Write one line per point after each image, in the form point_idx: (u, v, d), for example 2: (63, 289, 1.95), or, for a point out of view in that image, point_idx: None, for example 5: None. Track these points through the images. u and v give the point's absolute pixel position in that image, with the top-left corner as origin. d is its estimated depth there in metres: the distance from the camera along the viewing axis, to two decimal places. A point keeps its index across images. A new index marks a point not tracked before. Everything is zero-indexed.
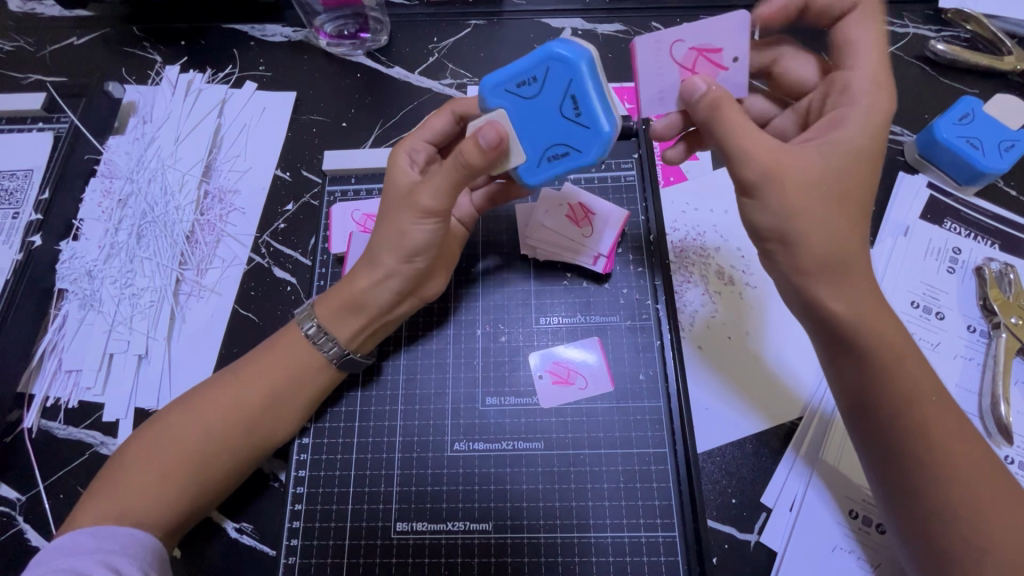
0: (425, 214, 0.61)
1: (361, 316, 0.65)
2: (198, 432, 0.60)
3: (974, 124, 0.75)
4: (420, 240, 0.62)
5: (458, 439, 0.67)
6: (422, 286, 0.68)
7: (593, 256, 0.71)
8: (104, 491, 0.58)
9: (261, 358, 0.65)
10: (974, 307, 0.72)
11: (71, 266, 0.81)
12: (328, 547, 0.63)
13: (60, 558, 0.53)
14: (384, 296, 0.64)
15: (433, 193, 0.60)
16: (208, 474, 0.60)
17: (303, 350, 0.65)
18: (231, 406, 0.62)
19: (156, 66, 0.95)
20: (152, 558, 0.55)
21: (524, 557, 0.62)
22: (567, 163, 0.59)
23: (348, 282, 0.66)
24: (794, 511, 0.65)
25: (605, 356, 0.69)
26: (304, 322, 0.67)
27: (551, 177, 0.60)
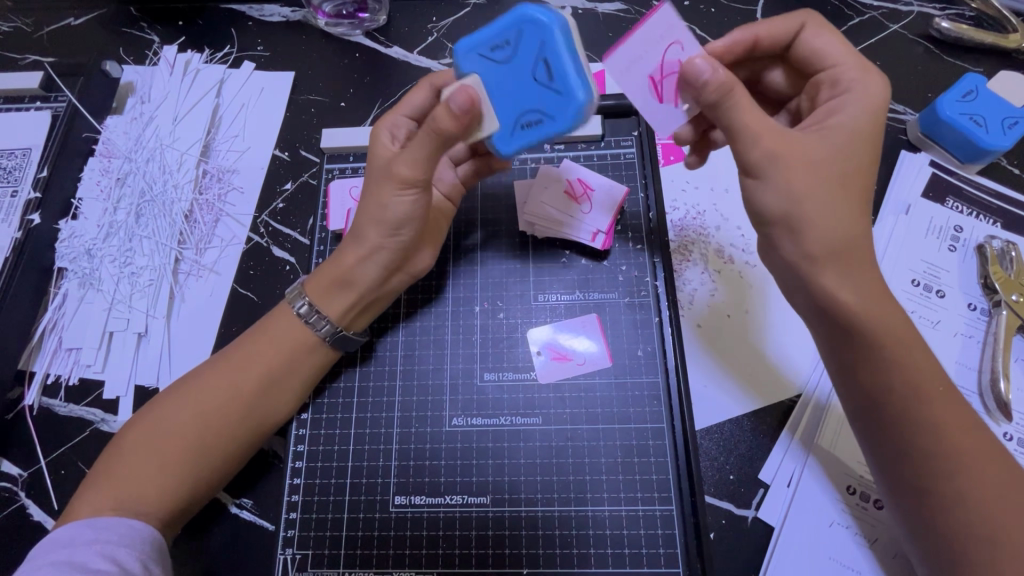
0: (403, 184, 0.60)
1: (350, 292, 0.65)
2: (194, 418, 0.60)
3: (978, 101, 0.74)
4: (399, 213, 0.62)
5: (456, 414, 0.67)
6: (411, 259, 0.68)
7: (591, 231, 0.71)
8: (103, 480, 0.58)
9: (253, 344, 0.65)
10: (975, 285, 0.72)
11: (70, 245, 0.81)
12: (327, 520, 0.64)
13: (57, 550, 0.53)
14: (372, 272, 0.65)
15: (410, 161, 0.59)
16: (206, 461, 0.60)
17: (297, 328, 0.65)
18: (227, 391, 0.62)
19: (153, 46, 0.94)
20: (152, 549, 0.56)
21: (522, 530, 0.62)
22: (541, 130, 0.58)
23: (337, 258, 0.66)
24: (791, 487, 0.65)
25: (606, 342, 0.69)
26: (295, 301, 0.66)
27: (525, 145, 0.59)
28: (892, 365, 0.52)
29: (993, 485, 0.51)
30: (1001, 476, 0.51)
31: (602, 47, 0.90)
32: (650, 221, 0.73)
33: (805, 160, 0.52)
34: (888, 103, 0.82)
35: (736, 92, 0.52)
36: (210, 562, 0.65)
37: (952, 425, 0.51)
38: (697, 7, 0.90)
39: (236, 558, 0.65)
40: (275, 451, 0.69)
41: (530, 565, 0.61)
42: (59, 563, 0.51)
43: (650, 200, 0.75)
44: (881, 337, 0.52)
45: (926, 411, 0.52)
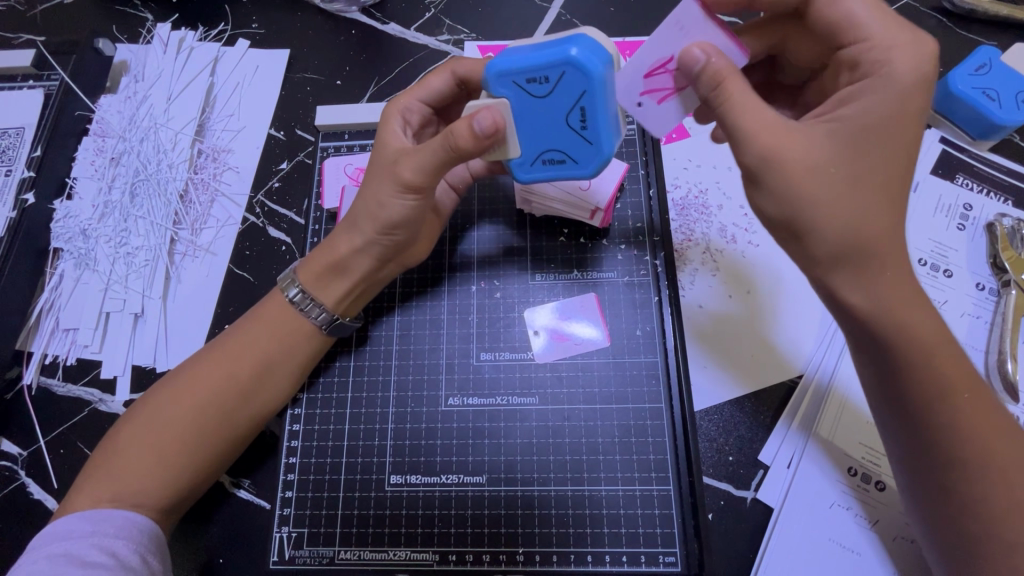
0: (405, 188, 0.59)
1: (345, 278, 0.65)
2: (189, 409, 0.60)
3: (992, 74, 0.72)
4: (397, 215, 0.61)
5: (452, 394, 0.67)
6: (405, 251, 0.67)
7: (592, 210, 0.69)
8: (98, 473, 0.58)
9: (250, 331, 0.64)
10: (983, 265, 0.70)
11: (65, 225, 0.81)
12: (323, 498, 0.64)
13: (54, 543, 0.53)
14: (365, 262, 0.64)
15: (413, 164, 0.57)
16: (205, 452, 0.60)
17: (291, 315, 0.65)
18: (222, 381, 0.61)
19: (147, 24, 0.92)
20: (149, 541, 0.56)
21: (518, 509, 0.62)
22: (561, 168, 0.57)
23: (330, 245, 0.65)
24: (791, 469, 0.64)
25: (604, 321, 0.68)
26: (287, 288, 0.66)
27: (542, 178, 0.59)
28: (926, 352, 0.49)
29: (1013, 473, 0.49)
30: (1016, 469, 0.49)
31: (603, 22, 0.87)
32: (650, 199, 0.72)
33: (819, 137, 0.49)
34: None
35: (730, 83, 0.49)
36: (210, 542, 0.65)
37: (975, 421, 0.49)
38: None
39: (235, 538, 0.65)
40: (272, 432, 0.69)
41: (525, 544, 0.61)
42: (56, 555, 0.51)
43: (651, 177, 0.73)
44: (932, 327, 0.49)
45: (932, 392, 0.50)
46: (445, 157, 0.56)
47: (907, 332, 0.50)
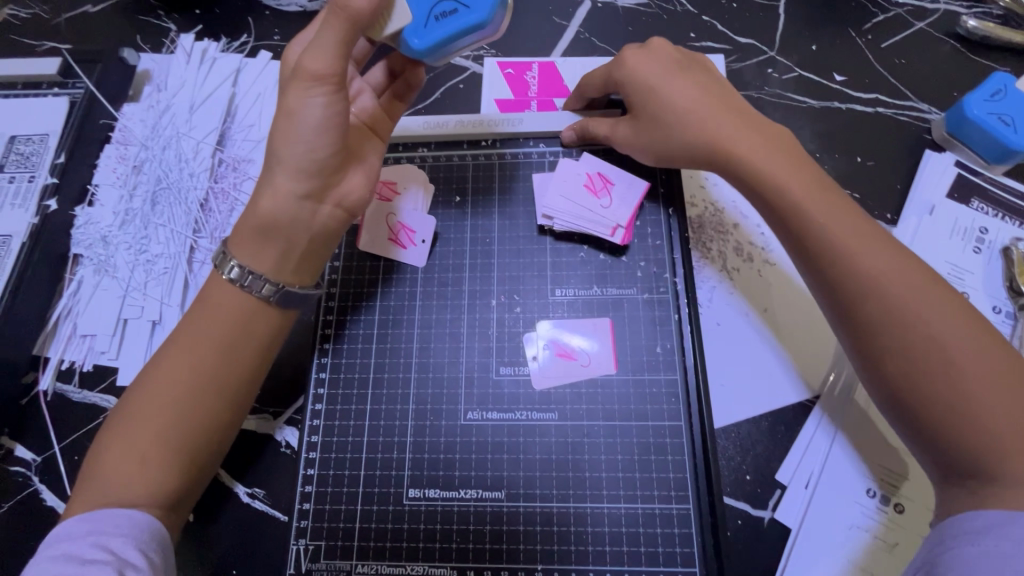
0: (314, 81, 0.55)
1: (276, 239, 0.60)
2: (163, 405, 0.56)
3: (1008, 101, 0.73)
4: (315, 118, 0.56)
5: (471, 409, 0.67)
6: (338, 185, 0.61)
7: (611, 226, 0.70)
8: (88, 484, 0.55)
9: (203, 314, 0.60)
10: (1000, 288, 0.71)
11: (86, 231, 0.82)
12: (340, 512, 0.64)
13: (56, 544, 0.51)
14: (287, 201, 0.58)
15: (316, 52, 0.54)
16: (183, 443, 0.57)
17: (233, 294, 0.60)
18: (187, 374, 0.58)
19: (170, 34, 0.94)
20: (153, 540, 0.53)
21: (535, 526, 0.62)
22: (456, 19, 0.58)
23: (252, 208, 0.60)
24: (809, 490, 0.64)
25: (612, 343, 0.68)
26: (225, 267, 0.60)
27: (443, 36, 0.58)
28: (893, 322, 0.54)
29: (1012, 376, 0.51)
30: (1002, 365, 0.51)
31: (621, 42, 0.89)
32: (666, 214, 0.73)
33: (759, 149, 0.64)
34: (913, 101, 0.81)
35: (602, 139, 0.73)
36: (225, 553, 0.65)
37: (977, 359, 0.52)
38: (719, 1, 0.88)
39: (251, 550, 0.65)
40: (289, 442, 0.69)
41: (544, 561, 0.61)
42: (56, 557, 0.50)
43: (669, 190, 0.73)
44: (897, 286, 0.55)
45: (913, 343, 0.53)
46: (346, 39, 0.55)
47: (897, 286, 0.55)
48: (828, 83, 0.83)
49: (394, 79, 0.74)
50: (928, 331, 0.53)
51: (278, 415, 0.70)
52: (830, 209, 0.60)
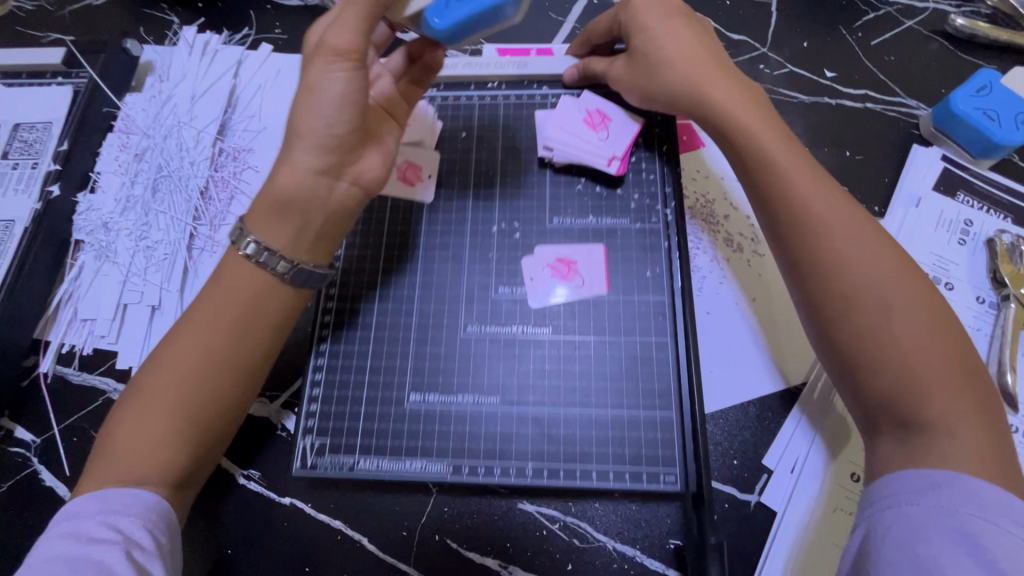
0: (337, 56, 0.57)
1: (293, 217, 0.61)
2: (174, 383, 0.58)
3: (993, 96, 0.75)
4: (335, 93, 0.58)
5: (470, 321, 0.70)
6: (356, 165, 0.63)
7: (607, 157, 0.72)
8: (100, 461, 0.57)
9: (215, 294, 0.61)
10: (984, 279, 0.72)
11: (87, 218, 0.83)
12: (344, 412, 0.66)
13: (65, 522, 0.53)
14: (304, 175, 0.60)
15: (340, 28, 0.56)
16: (192, 422, 0.58)
17: (248, 270, 0.61)
18: (202, 354, 0.59)
19: (173, 27, 0.95)
20: (159, 518, 0.55)
21: (530, 429, 0.65)
22: (473, 1, 0.59)
23: (269, 184, 0.61)
24: (794, 474, 0.66)
25: (608, 268, 0.71)
26: (242, 243, 0.61)
27: (461, 16, 0.60)
28: (855, 292, 0.55)
29: (951, 357, 0.53)
30: (943, 342, 0.53)
31: None
32: (669, 198, 0.72)
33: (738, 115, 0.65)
34: (901, 98, 0.83)
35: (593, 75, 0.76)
36: (220, 532, 0.66)
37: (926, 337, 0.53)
38: None
39: (247, 530, 0.67)
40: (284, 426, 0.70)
41: (537, 459, 0.64)
42: (66, 534, 0.52)
43: (674, 176, 0.73)
44: (864, 264, 0.56)
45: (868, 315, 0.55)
46: (364, 15, 0.56)
47: (860, 259, 0.56)
48: (819, 79, 0.84)
49: (415, 61, 0.73)
50: (880, 305, 0.54)
51: (275, 398, 0.71)
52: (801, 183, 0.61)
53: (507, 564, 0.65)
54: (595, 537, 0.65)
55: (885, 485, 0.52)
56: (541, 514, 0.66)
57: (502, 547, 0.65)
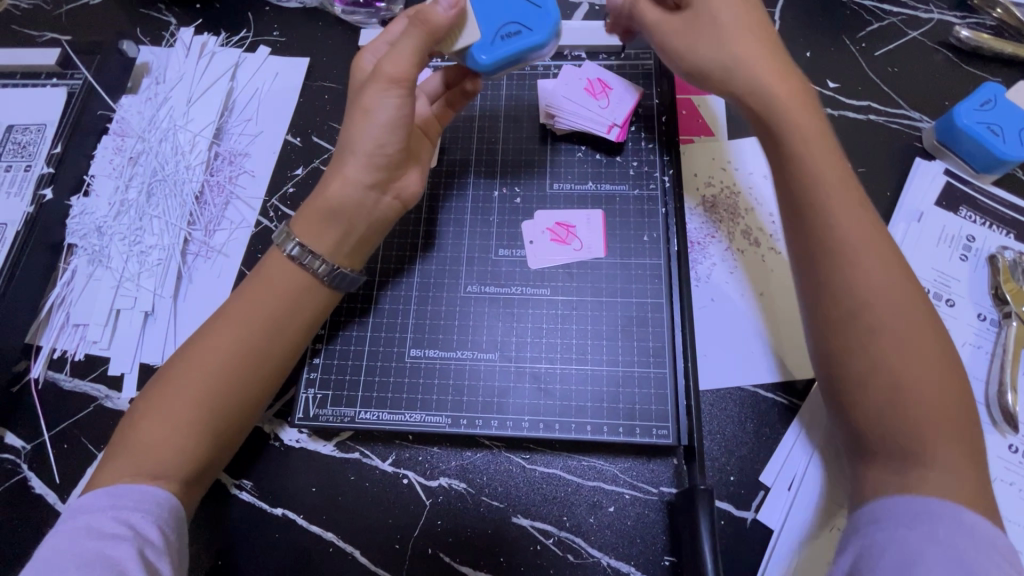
0: (392, 82, 0.60)
1: (340, 225, 0.63)
2: (202, 375, 0.58)
3: (996, 110, 0.74)
4: (387, 116, 0.61)
5: (470, 282, 0.73)
6: (398, 181, 0.67)
7: (607, 125, 0.75)
8: (120, 451, 0.56)
9: (253, 288, 0.63)
10: (986, 296, 0.71)
11: (81, 221, 0.82)
12: (347, 365, 0.70)
13: (81, 514, 0.52)
14: (355, 189, 0.63)
15: (395, 56, 0.60)
16: (218, 418, 0.59)
17: (292, 270, 0.63)
18: (232, 346, 0.60)
19: (170, 28, 0.94)
20: (170, 516, 0.54)
21: (525, 383, 0.68)
22: (519, 40, 0.62)
23: (318, 195, 0.64)
24: (792, 491, 0.65)
25: (606, 230, 0.74)
26: (286, 244, 0.63)
27: (505, 55, 0.62)
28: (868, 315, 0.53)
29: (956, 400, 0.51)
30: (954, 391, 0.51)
31: None
32: (662, 216, 0.74)
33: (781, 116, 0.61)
34: (905, 110, 0.82)
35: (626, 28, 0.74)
36: (209, 544, 0.65)
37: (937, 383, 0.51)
38: None
39: (237, 543, 0.66)
40: (276, 434, 0.69)
41: (531, 414, 0.67)
42: (78, 529, 0.51)
43: (668, 195, 0.75)
44: (881, 292, 0.53)
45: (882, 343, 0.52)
46: (423, 41, 0.60)
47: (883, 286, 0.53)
48: (821, 89, 0.84)
49: (450, 86, 0.73)
50: (884, 331, 0.52)
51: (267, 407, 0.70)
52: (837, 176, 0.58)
53: None
54: (589, 553, 0.64)
55: (878, 510, 0.49)
56: (535, 528, 0.65)
57: (495, 561, 0.64)
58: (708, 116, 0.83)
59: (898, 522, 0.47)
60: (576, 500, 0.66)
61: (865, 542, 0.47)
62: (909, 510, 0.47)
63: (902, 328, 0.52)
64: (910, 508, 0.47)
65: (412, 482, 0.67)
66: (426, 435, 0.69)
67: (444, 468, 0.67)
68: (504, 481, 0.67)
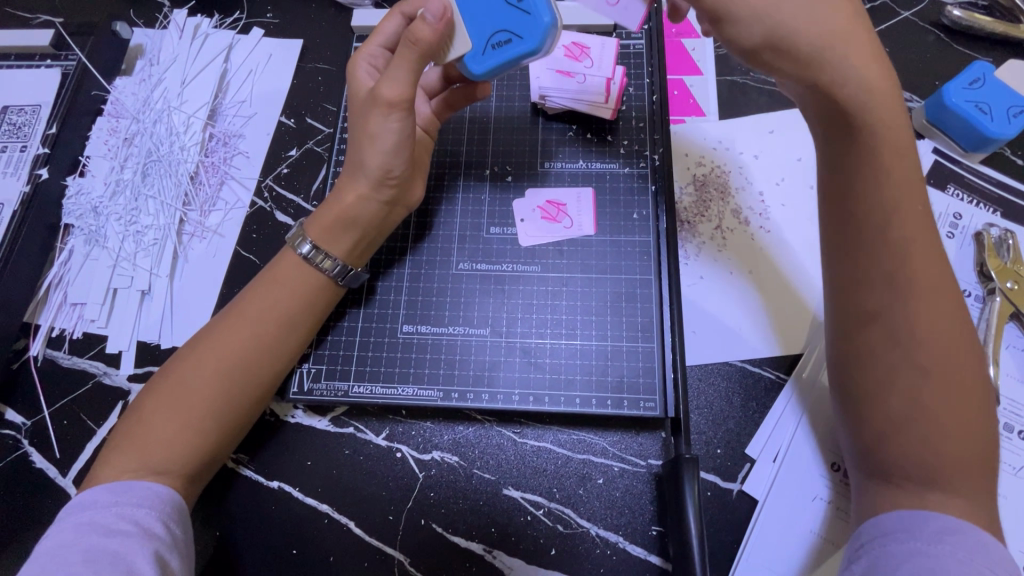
0: (389, 108, 0.60)
1: (354, 230, 0.66)
2: (214, 371, 0.60)
3: (984, 89, 0.74)
4: (391, 144, 0.63)
5: (462, 260, 0.74)
6: (406, 193, 0.69)
7: (605, 97, 0.76)
8: (125, 443, 0.58)
9: (266, 285, 0.65)
10: (971, 273, 0.72)
11: (77, 202, 0.83)
12: (341, 341, 0.71)
13: (78, 513, 0.53)
14: (372, 207, 0.66)
15: (391, 82, 0.60)
16: (230, 414, 0.60)
17: (307, 271, 0.65)
18: (246, 344, 0.61)
19: (164, 10, 0.94)
20: (173, 510, 0.56)
21: (515, 358, 0.69)
22: (508, 50, 0.61)
23: (336, 198, 0.66)
24: (776, 463, 0.66)
25: (595, 206, 0.75)
26: (298, 243, 0.66)
27: (495, 66, 0.62)
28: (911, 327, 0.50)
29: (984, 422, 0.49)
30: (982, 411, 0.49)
31: None
32: (652, 194, 0.75)
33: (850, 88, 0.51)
34: None
35: None
36: (207, 517, 0.67)
37: (967, 407, 0.49)
38: None
39: (235, 517, 0.67)
40: (273, 411, 0.70)
41: (520, 389, 0.68)
42: (81, 524, 0.52)
43: (657, 173, 0.76)
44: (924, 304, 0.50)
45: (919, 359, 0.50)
46: (413, 64, 0.59)
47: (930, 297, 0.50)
48: None
49: (449, 84, 0.75)
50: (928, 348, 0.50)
51: None
52: (899, 179, 0.52)
53: (490, 549, 0.65)
54: (578, 523, 0.65)
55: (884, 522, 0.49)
56: (525, 499, 0.66)
57: (486, 532, 0.66)
58: (698, 97, 0.83)
59: (909, 535, 0.47)
60: (566, 472, 0.67)
61: (877, 554, 0.48)
62: (926, 526, 0.47)
63: (943, 345, 0.49)
64: (925, 523, 0.47)
65: (406, 455, 0.68)
66: (418, 410, 0.70)
67: (437, 442, 0.69)
68: (495, 455, 0.68)
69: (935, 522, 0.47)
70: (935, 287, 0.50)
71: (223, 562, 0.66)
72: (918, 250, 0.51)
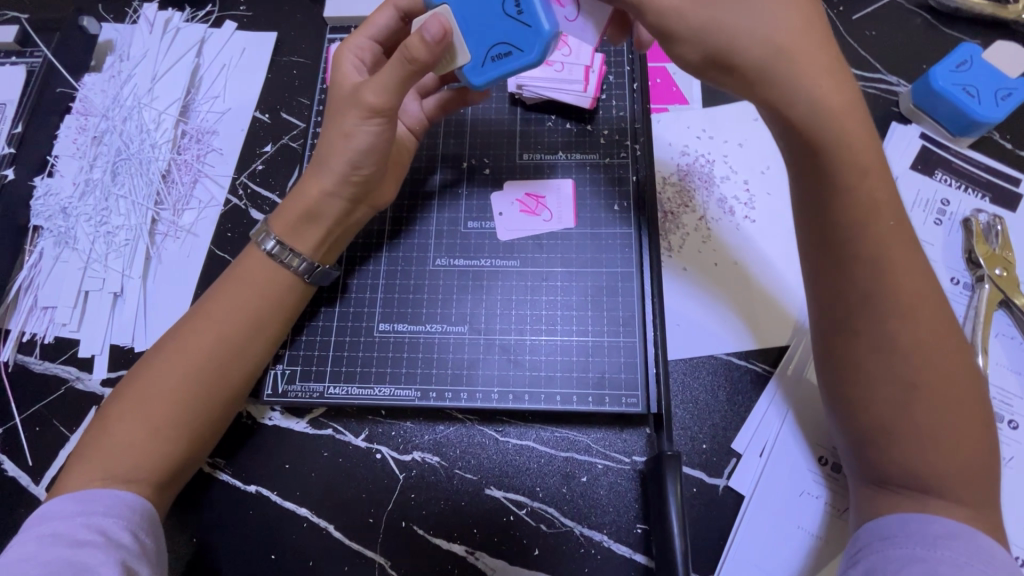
0: (369, 112, 0.58)
1: (317, 227, 0.65)
2: (177, 380, 0.58)
3: (972, 71, 0.73)
4: (364, 144, 0.60)
5: (440, 256, 0.72)
6: (373, 192, 0.67)
7: (582, 86, 0.74)
8: (88, 456, 0.56)
9: (227, 291, 0.62)
10: (959, 260, 0.71)
11: (46, 202, 0.81)
12: (316, 342, 0.70)
13: (41, 524, 0.51)
14: (337, 203, 0.64)
15: (376, 88, 0.57)
16: (197, 422, 0.59)
17: (271, 268, 0.63)
18: (209, 352, 0.59)
19: (133, 4, 0.92)
20: (142, 519, 0.54)
21: (495, 355, 0.68)
22: (509, 64, 0.57)
23: (298, 194, 0.64)
24: (763, 458, 0.65)
25: (574, 196, 0.73)
26: (263, 241, 0.64)
27: (496, 78, 0.58)
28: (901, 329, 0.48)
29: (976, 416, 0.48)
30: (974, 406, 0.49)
31: None
32: (634, 184, 0.73)
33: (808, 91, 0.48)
34: (882, 74, 0.81)
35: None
36: (183, 523, 0.65)
37: (958, 403, 0.48)
38: None
39: (212, 522, 0.66)
40: (248, 413, 0.69)
41: (500, 388, 0.66)
42: (44, 536, 0.50)
43: (639, 163, 0.74)
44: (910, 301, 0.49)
45: (910, 361, 0.48)
46: (404, 77, 0.55)
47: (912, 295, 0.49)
48: None
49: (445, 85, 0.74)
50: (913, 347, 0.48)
51: None
52: (871, 174, 0.49)
53: (472, 550, 0.64)
54: (562, 522, 0.64)
55: (881, 527, 0.49)
56: (508, 499, 0.65)
57: (468, 533, 0.64)
58: (682, 84, 0.82)
59: (909, 541, 0.46)
60: (549, 471, 0.66)
61: (876, 559, 0.47)
62: (923, 530, 0.46)
63: (929, 343, 0.48)
64: (924, 527, 0.46)
65: (385, 457, 0.67)
66: (397, 410, 0.68)
67: (417, 443, 0.67)
68: (477, 454, 0.67)
69: (932, 526, 0.46)
70: (915, 285, 0.49)
71: (200, 568, 0.64)
72: (897, 248, 0.49)
